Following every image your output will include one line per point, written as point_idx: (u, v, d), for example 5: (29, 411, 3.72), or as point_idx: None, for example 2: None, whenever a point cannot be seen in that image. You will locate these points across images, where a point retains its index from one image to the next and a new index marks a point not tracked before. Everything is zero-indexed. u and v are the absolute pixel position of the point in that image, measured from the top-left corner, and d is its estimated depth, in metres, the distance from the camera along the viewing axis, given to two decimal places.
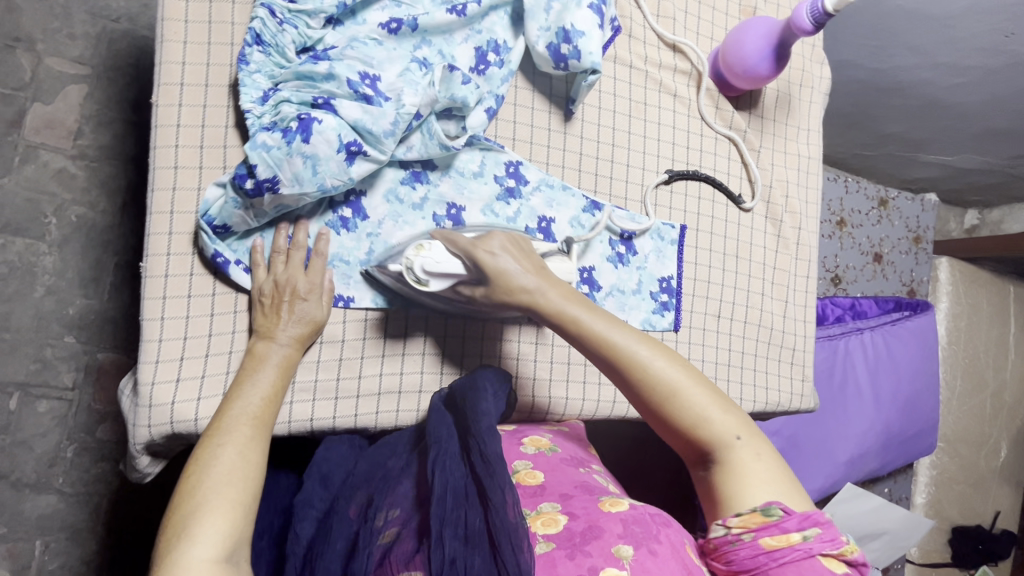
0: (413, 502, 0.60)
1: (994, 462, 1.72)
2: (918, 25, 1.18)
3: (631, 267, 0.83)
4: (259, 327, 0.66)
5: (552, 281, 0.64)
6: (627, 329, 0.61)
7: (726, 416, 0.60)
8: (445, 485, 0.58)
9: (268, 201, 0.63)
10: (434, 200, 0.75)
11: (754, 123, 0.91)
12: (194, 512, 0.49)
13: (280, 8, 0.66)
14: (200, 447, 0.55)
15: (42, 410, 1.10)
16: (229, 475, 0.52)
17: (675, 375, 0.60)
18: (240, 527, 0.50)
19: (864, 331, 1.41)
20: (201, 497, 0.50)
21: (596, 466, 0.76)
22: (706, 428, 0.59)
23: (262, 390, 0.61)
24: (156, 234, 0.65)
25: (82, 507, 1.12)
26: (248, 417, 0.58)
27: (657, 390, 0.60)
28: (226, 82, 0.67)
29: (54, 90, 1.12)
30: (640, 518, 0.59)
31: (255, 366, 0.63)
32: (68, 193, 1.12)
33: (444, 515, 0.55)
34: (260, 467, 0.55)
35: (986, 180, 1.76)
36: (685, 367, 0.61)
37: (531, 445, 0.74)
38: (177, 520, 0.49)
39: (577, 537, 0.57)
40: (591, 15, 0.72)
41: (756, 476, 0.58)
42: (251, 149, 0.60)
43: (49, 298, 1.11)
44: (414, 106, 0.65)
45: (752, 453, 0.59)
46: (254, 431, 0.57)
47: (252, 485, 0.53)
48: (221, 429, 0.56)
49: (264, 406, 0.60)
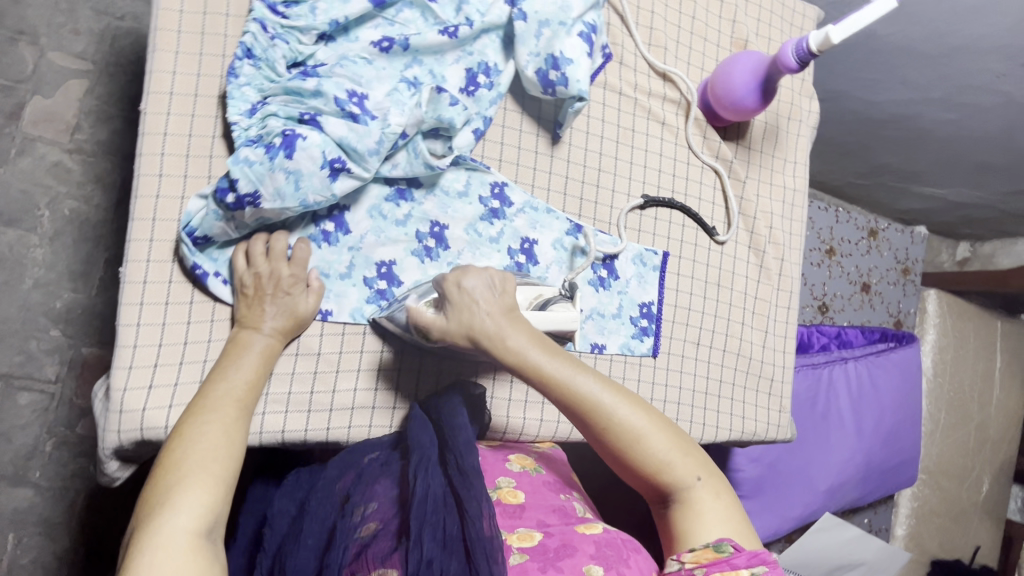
0: (393, 502, 0.62)
1: (976, 496, 1.72)
2: (912, 62, 1.19)
3: (613, 292, 0.84)
4: (242, 316, 0.66)
5: (520, 324, 0.62)
6: (591, 375, 0.62)
7: (684, 457, 0.62)
8: (426, 490, 0.59)
9: (249, 214, 0.63)
10: (418, 218, 0.75)
11: (741, 154, 0.92)
12: (175, 484, 0.50)
13: (272, 23, 0.67)
14: (183, 425, 0.56)
15: (22, 403, 1.10)
16: (213, 453, 0.53)
17: (637, 421, 0.62)
18: (220, 502, 0.51)
19: (848, 360, 1.41)
20: (185, 470, 0.51)
21: (577, 493, 0.77)
22: (668, 470, 0.61)
23: (246, 376, 0.62)
24: (137, 241, 0.65)
25: (58, 503, 1.11)
26: (234, 399, 0.59)
27: (619, 435, 0.61)
28: (215, 93, 0.67)
29: (54, 84, 1.13)
30: (612, 541, 0.62)
31: (237, 352, 0.64)
32: (62, 186, 1.12)
33: (424, 518, 0.56)
34: (241, 448, 0.56)
35: (977, 214, 1.78)
36: (646, 410, 0.63)
37: (517, 462, 0.75)
38: (160, 489, 0.50)
39: (550, 551, 0.60)
40: (580, 43, 0.74)
41: (712, 515, 0.60)
42: (233, 164, 0.61)
43: (37, 290, 1.11)
44: (400, 126, 0.66)
45: (710, 493, 0.62)
46: (238, 414, 0.59)
47: (233, 464, 0.54)
48: (205, 408, 0.57)
49: (248, 390, 0.61)
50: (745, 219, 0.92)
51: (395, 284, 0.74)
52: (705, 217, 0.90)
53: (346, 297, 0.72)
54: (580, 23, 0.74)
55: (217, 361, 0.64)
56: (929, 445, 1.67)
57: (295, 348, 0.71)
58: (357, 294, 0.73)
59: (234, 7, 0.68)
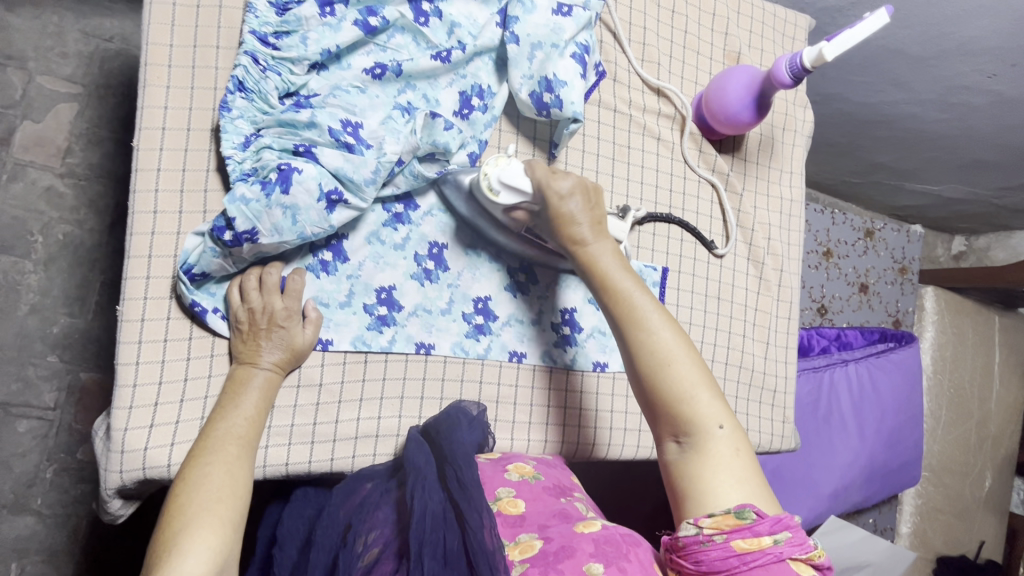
0: (394, 528, 0.62)
1: (979, 492, 1.72)
2: (903, 64, 1.19)
3: None
4: (239, 353, 0.65)
5: (606, 236, 0.65)
6: (645, 295, 0.62)
7: (713, 401, 0.59)
8: (424, 507, 0.60)
9: (247, 249, 0.63)
10: (416, 240, 0.75)
11: (737, 166, 0.92)
12: (181, 530, 0.49)
13: (263, 55, 0.66)
14: (184, 470, 0.55)
15: (21, 431, 1.09)
16: (217, 494, 0.53)
17: (674, 347, 0.60)
18: (229, 545, 0.50)
19: (848, 362, 1.42)
20: (190, 514, 0.51)
21: (579, 494, 0.75)
22: (692, 407, 0.58)
23: (245, 413, 0.62)
24: (134, 279, 0.64)
25: (60, 530, 1.10)
26: (234, 437, 0.59)
27: (653, 356, 0.59)
28: (208, 126, 0.67)
29: (44, 108, 1.12)
30: (612, 537, 0.61)
31: (236, 390, 0.63)
32: (55, 211, 1.11)
33: (423, 537, 0.57)
34: (246, 487, 0.56)
35: (972, 209, 1.78)
36: (688, 345, 0.60)
37: (516, 472, 0.74)
38: (165, 537, 0.49)
39: (550, 556, 0.59)
40: (573, 64, 0.74)
41: (719, 466, 0.57)
42: (230, 202, 0.60)
43: (33, 317, 1.10)
44: (395, 154, 0.66)
45: (729, 447, 0.58)
46: (240, 450, 0.58)
47: (239, 504, 0.54)
48: (206, 450, 0.57)
49: (248, 427, 0.61)
50: (743, 231, 0.92)
51: (396, 309, 0.74)
52: (703, 230, 0.90)
53: (346, 326, 0.72)
54: (572, 44, 0.74)
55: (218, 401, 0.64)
56: (931, 442, 1.67)
57: (297, 380, 0.70)
58: (358, 322, 0.72)
59: (224, 38, 0.68)
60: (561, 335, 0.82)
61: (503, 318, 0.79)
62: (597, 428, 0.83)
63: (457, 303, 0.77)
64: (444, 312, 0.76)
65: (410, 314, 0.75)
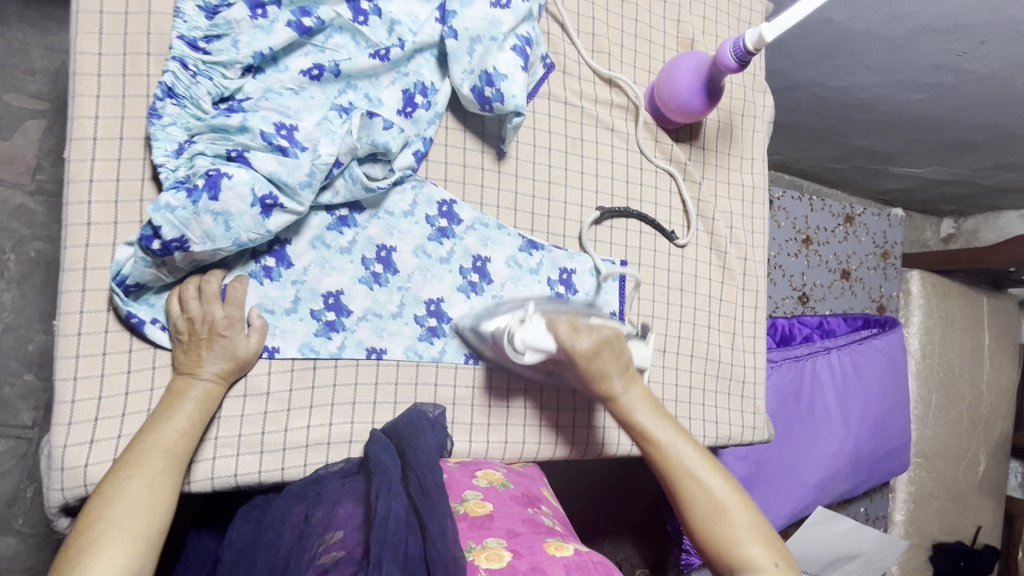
0: (358, 525, 0.60)
1: (973, 476, 1.70)
2: (873, 46, 1.16)
3: None
4: (180, 363, 0.64)
5: (638, 383, 0.68)
6: (686, 447, 0.65)
7: (762, 543, 0.61)
8: (388, 509, 0.58)
9: (179, 258, 0.62)
10: (363, 243, 0.74)
11: (695, 155, 0.90)
12: (87, 547, 0.49)
13: (193, 60, 0.65)
14: (105, 482, 0.55)
15: (0, 450, 1.08)
16: (133, 509, 0.53)
17: (719, 492, 0.63)
18: (139, 560, 0.50)
19: (831, 350, 1.40)
20: (100, 531, 0.50)
21: (546, 506, 0.75)
22: (743, 549, 0.61)
23: (179, 424, 0.60)
24: (68, 292, 0.63)
25: (42, 549, 1.09)
26: (161, 450, 0.58)
27: (701, 511, 0.63)
28: (141, 135, 0.66)
29: (12, 126, 1.11)
30: (585, 563, 0.58)
31: (171, 402, 0.62)
32: (27, 228, 1.11)
33: (385, 538, 0.55)
34: (168, 500, 0.55)
35: (956, 190, 1.76)
36: (732, 490, 0.64)
37: (484, 478, 0.73)
38: (71, 553, 0.49)
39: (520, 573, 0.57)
40: (514, 57, 0.72)
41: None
42: (154, 211, 0.59)
43: (8, 335, 1.09)
44: (331, 155, 0.65)
45: None
46: (165, 464, 0.57)
47: (157, 519, 0.53)
48: (129, 462, 0.56)
49: (179, 439, 0.60)
50: (704, 220, 0.91)
51: (344, 314, 0.73)
52: (663, 221, 0.88)
53: (293, 333, 0.70)
54: (512, 36, 0.73)
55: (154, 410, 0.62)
56: (922, 428, 1.63)
57: (242, 391, 0.69)
58: (305, 329, 0.71)
59: (155, 46, 0.66)
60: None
61: (457, 320, 0.77)
62: (558, 426, 0.82)
63: (409, 306, 0.76)
64: (395, 315, 0.75)
65: (359, 319, 0.73)
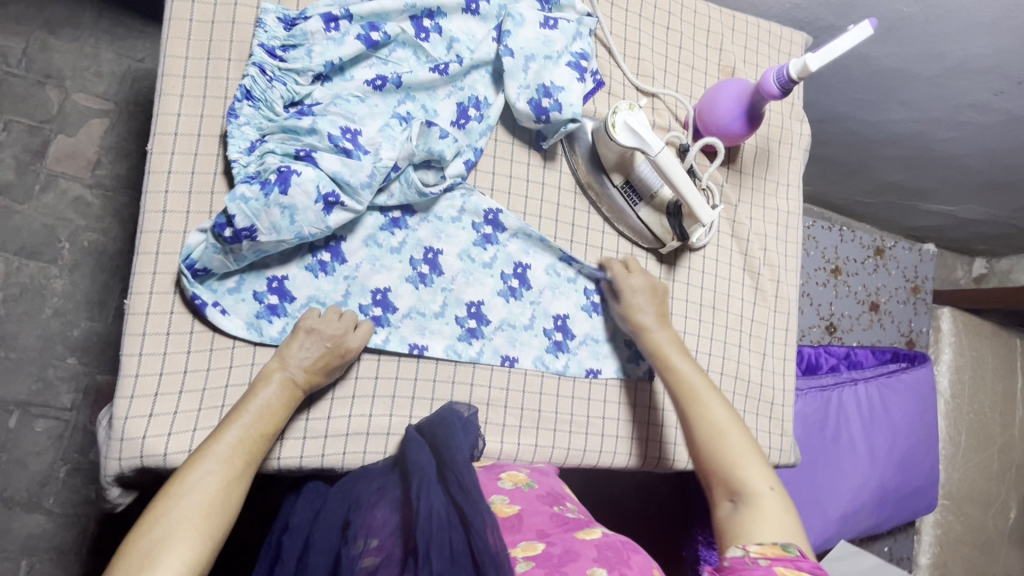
0: (395, 530, 0.63)
1: (1004, 524, 1.60)
2: (908, 82, 1.18)
3: (604, 314, 0.86)
4: (282, 351, 0.68)
5: (671, 331, 0.81)
6: (708, 387, 0.75)
7: (758, 465, 0.68)
8: (429, 509, 0.61)
9: (247, 246, 0.66)
10: (412, 245, 0.77)
11: (732, 177, 0.93)
12: (160, 539, 0.53)
13: (270, 67, 0.70)
14: (186, 468, 0.59)
15: (39, 429, 1.13)
16: (205, 510, 0.57)
17: (724, 420, 0.72)
18: (202, 560, 0.55)
19: (858, 382, 1.38)
20: (171, 526, 0.55)
21: (571, 503, 0.76)
22: (740, 468, 0.68)
23: (263, 425, 0.64)
24: (141, 274, 0.68)
25: (71, 529, 1.12)
26: (243, 450, 0.62)
27: (707, 433, 0.71)
28: (218, 132, 0.71)
29: (77, 123, 1.18)
30: (613, 544, 0.62)
31: (263, 396, 0.65)
32: (82, 220, 1.17)
33: (430, 535, 0.59)
34: (236, 503, 0.59)
35: (989, 230, 1.75)
36: (737, 422, 0.72)
37: (509, 480, 0.74)
38: (141, 542, 0.53)
39: (554, 558, 0.60)
40: (569, 71, 0.78)
41: (772, 525, 0.62)
42: (231, 200, 0.63)
43: (56, 319, 1.15)
44: (392, 159, 0.69)
45: (778, 504, 0.64)
46: (244, 466, 0.62)
47: (223, 521, 0.58)
48: (207, 455, 0.60)
49: (258, 441, 0.64)
50: (739, 241, 0.93)
51: (390, 310, 0.76)
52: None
53: None
54: (566, 53, 0.79)
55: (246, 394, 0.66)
56: (950, 469, 1.59)
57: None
58: None
59: (236, 52, 0.72)
60: (553, 340, 0.83)
61: (495, 322, 0.80)
62: (588, 434, 0.83)
63: (451, 307, 0.79)
64: (437, 314, 0.78)
65: (404, 315, 0.76)
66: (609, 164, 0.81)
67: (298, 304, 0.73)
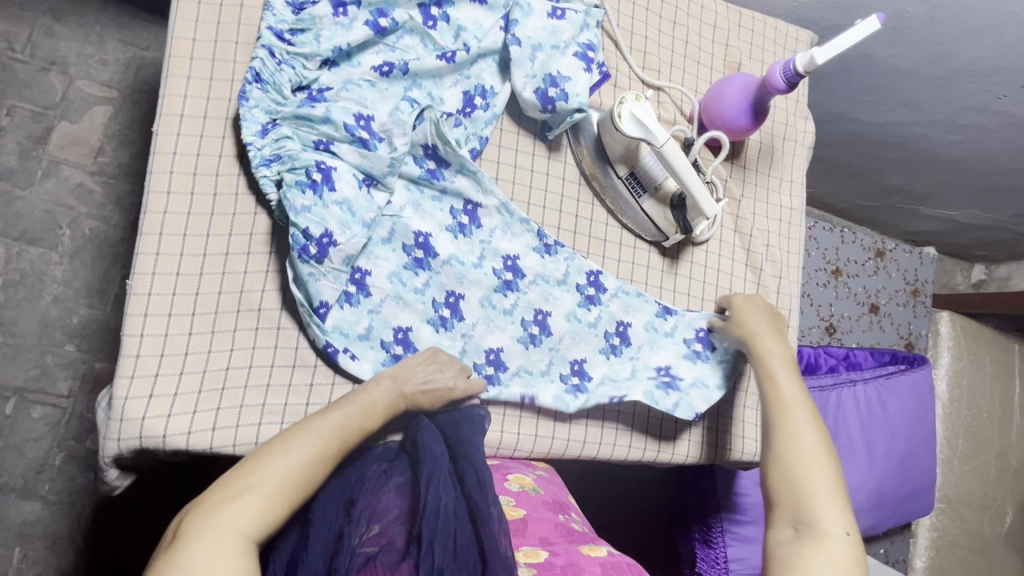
0: (400, 518, 0.63)
1: (999, 528, 1.61)
2: (911, 84, 1.18)
3: (711, 362, 0.84)
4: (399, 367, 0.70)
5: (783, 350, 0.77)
6: (808, 414, 0.71)
7: (841, 508, 0.63)
8: (438, 502, 0.60)
9: (334, 258, 0.69)
10: (523, 306, 0.81)
11: (736, 173, 0.93)
12: (244, 490, 0.54)
13: (279, 50, 0.71)
14: (290, 432, 0.60)
15: (36, 416, 1.12)
16: (294, 477, 0.57)
17: (818, 451, 0.67)
18: (270, 522, 0.54)
19: (856, 383, 1.38)
20: (260, 480, 0.55)
21: (574, 512, 0.82)
22: (820, 502, 0.63)
23: (368, 417, 0.64)
24: (144, 254, 0.68)
25: (65, 516, 1.12)
26: (342, 436, 0.61)
27: (791, 453, 0.67)
28: (224, 115, 0.71)
29: (82, 110, 1.18)
30: (617, 564, 0.69)
31: (372, 391, 0.66)
32: (84, 206, 1.17)
33: (434, 528, 0.58)
34: (318, 481, 0.59)
35: (989, 235, 1.75)
36: (830, 456, 0.67)
37: (516, 482, 0.79)
38: (230, 487, 0.54)
39: (557, 568, 0.67)
40: (576, 61, 0.78)
41: (831, 563, 0.59)
42: (295, 214, 0.67)
43: (55, 306, 1.14)
44: (405, 146, 0.72)
45: (850, 552, 0.59)
46: (337, 450, 0.61)
47: (301, 492, 0.57)
48: (310, 427, 0.60)
49: (359, 433, 0.63)
50: (742, 236, 0.93)
51: (458, 315, 0.78)
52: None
53: None
54: (573, 44, 0.79)
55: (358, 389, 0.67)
56: (947, 473, 1.59)
57: (271, 359, 0.71)
58: None
59: (244, 35, 0.72)
60: (658, 384, 0.82)
61: (597, 378, 0.83)
62: (587, 425, 0.83)
63: (556, 364, 0.82)
64: (544, 373, 0.81)
65: (473, 323, 0.79)
66: (613, 155, 0.81)
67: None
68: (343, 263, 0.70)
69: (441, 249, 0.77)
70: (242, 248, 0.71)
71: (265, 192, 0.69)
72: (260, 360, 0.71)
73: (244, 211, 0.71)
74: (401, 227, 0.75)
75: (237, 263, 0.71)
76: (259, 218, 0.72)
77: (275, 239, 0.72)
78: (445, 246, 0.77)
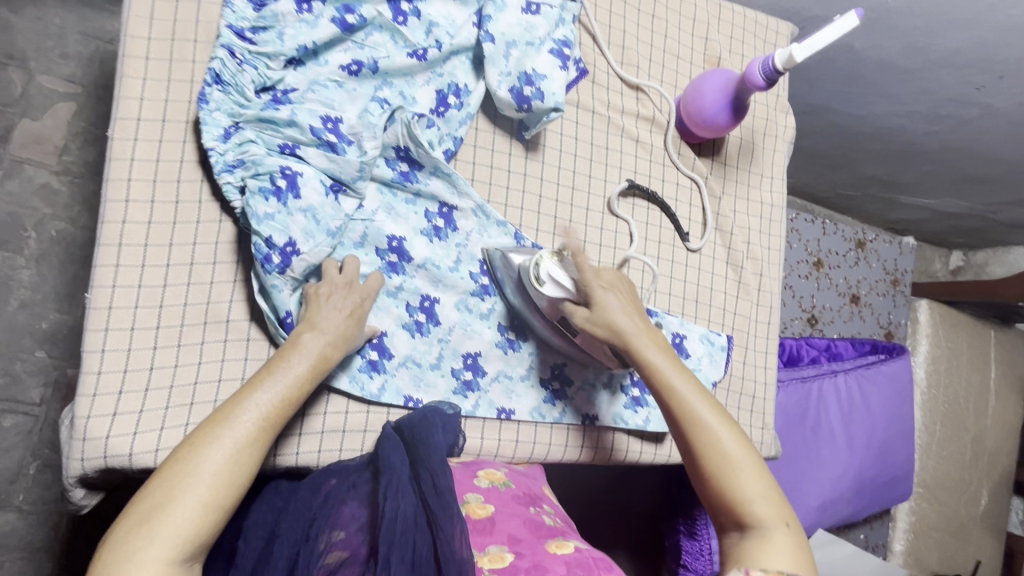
0: (363, 526, 0.60)
1: (974, 510, 1.65)
2: (890, 74, 1.17)
3: None
4: (306, 314, 0.65)
5: (656, 336, 0.70)
6: (710, 406, 0.66)
7: (775, 500, 0.61)
8: (396, 510, 0.58)
9: (297, 268, 0.67)
10: (501, 310, 0.79)
11: (716, 170, 0.92)
12: (155, 508, 0.50)
13: (240, 49, 0.67)
14: (201, 431, 0.56)
15: (7, 425, 1.09)
16: (216, 477, 0.53)
17: (735, 446, 0.64)
18: (200, 534, 0.51)
19: (838, 373, 1.40)
20: (176, 492, 0.52)
21: (547, 505, 0.75)
22: (755, 505, 0.61)
23: (288, 384, 0.60)
24: (103, 267, 0.65)
25: (42, 526, 1.09)
26: (261, 417, 0.58)
27: (713, 463, 0.63)
28: (184, 118, 0.68)
29: (43, 107, 1.13)
30: (584, 561, 0.61)
31: (291, 353, 0.62)
32: (49, 208, 1.12)
33: (392, 539, 0.56)
34: (248, 474, 0.55)
35: (966, 223, 1.77)
36: (748, 451, 0.64)
37: (486, 478, 0.73)
38: (143, 506, 0.51)
39: (521, 571, 0.59)
40: (552, 59, 0.76)
41: (786, 562, 0.57)
42: (257, 222, 0.65)
43: (22, 312, 1.10)
44: (375, 150, 0.69)
45: (795, 541, 0.59)
46: (260, 433, 0.57)
47: (235, 491, 0.54)
48: (225, 418, 0.57)
49: (279, 407, 0.59)
50: (722, 234, 0.92)
51: (434, 320, 0.76)
52: (682, 218, 0.89)
53: (434, 388, 0.76)
54: (549, 40, 0.77)
55: (273, 357, 0.63)
56: (925, 458, 1.62)
57: (241, 372, 0.69)
58: (445, 385, 0.76)
59: (203, 33, 0.69)
60: (630, 396, 0.85)
61: (578, 382, 0.83)
62: (568, 429, 0.82)
63: (536, 368, 0.81)
64: (523, 377, 0.80)
65: (448, 329, 0.77)
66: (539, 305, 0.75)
67: (395, 361, 0.74)
68: (304, 273, 0.68)
69: (416, 253, 0.75)
70: (208, 257, 0.69)
71: (229, 199, 0.67)
72: (229, 372, 0.68)
73: (209, 218, 0.69)
74: (374, 231, 0.73)
75: (202, 273, 0.68)
76: (224, 226, 0.69)
77: (241, 249, 0.70)
78: (420, 250, 0.75)
